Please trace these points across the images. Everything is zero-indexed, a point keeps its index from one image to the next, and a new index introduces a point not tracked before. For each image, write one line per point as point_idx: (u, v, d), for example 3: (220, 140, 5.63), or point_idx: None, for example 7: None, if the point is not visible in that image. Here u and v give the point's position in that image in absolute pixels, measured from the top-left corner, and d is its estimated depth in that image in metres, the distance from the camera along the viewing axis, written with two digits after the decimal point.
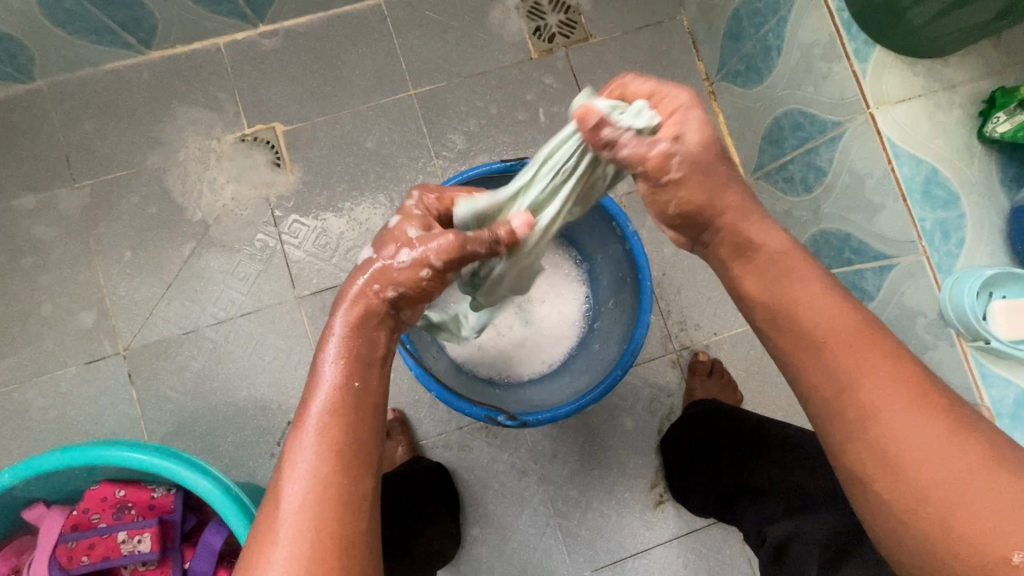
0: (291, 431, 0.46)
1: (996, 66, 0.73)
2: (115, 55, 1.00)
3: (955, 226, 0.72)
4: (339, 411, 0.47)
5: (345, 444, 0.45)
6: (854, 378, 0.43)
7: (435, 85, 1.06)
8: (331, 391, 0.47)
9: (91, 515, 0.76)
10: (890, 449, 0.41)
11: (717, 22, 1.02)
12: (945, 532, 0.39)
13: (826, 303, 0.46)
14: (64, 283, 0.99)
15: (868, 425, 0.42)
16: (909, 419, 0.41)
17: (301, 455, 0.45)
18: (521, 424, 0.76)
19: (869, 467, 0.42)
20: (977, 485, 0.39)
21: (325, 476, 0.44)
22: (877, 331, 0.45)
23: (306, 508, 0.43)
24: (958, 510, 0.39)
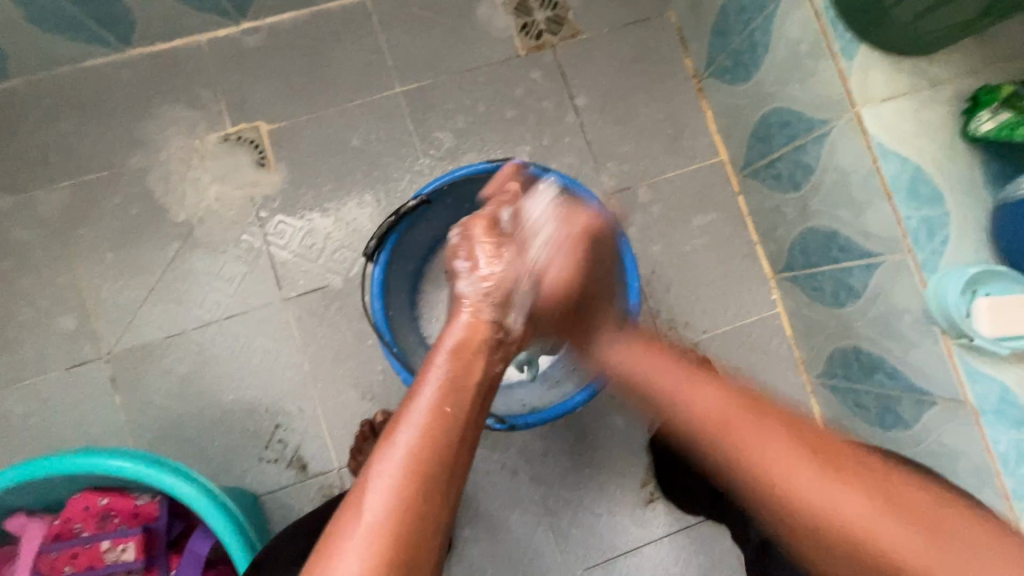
0: (379, 444, 0.47)
1: (981, 64, 0.73)
2: (94, 53, 0.98)
3: (941, 224, 0.72)
4: (430, 429, 0.47)
5: (429, 466, 0.46)
6: (703, 399, 0.56)
7: (421, 82, 1.04)
8: (423, 416, 0.48)
9: (74, 524, 0.74)
10: (792, 507, 0.47)
11: (705, 18, 1.01)
12: (828, 528, 0.45)
13: (703, 395, 0.56)
14: (43, 286, 0.97)
15: (779, 497, 0.48)
16: (815, 480, 0.46)
17: (386, 470, 0.45)
18: (509, 426, 0.76)
19: (803, 542, 0.47)
20: (870, 531, 0.44)
21: (405, 499, 0.44)
22: (746, 407, 0.53)
23: (382, 528, 0.43)
24: (865, 554, 0.44)
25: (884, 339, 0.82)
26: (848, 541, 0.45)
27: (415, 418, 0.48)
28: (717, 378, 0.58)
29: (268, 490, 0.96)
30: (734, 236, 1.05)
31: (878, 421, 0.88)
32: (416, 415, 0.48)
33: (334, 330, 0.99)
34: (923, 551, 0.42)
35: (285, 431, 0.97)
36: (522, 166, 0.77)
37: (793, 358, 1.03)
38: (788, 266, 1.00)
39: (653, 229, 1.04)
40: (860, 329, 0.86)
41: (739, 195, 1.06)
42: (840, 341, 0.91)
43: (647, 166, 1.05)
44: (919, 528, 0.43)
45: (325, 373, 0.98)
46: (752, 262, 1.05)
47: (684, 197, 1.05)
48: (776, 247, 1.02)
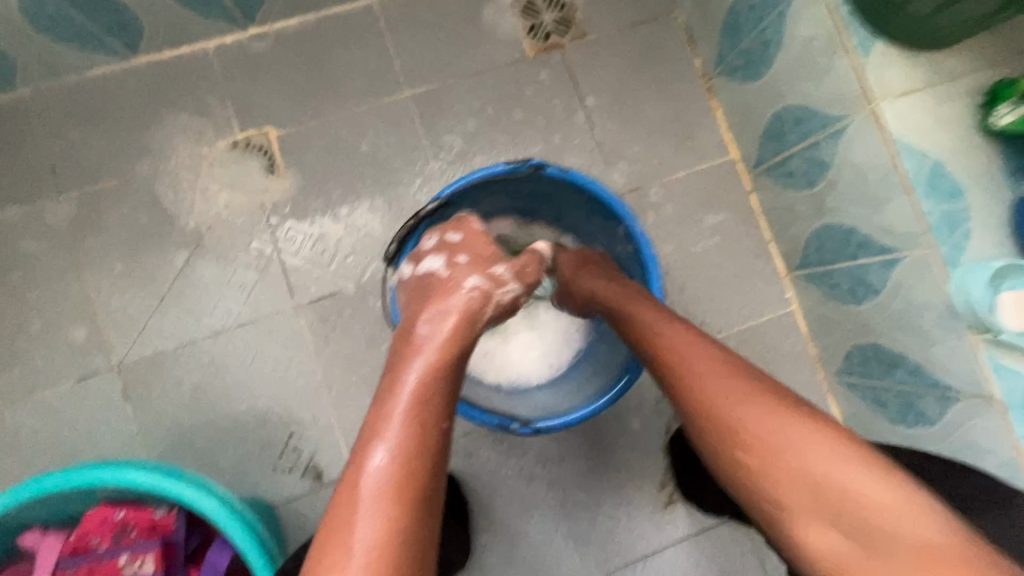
0: (356, 457, 0.50)
1: (999, 56, 0.73)
2: (100, 61, 0.98)
3: (962, 219, 0.71)
4: (404, 443, 0.50)
5: (409, 481, 0.48)
6: (680, 344, 0.58)
7: (430, 85, 1.04)
8: (393, 427, 0.50)
9: (90, 538, 0.73)
10: (743, 449, 0.50)
11: (714, 17, 1.01)
12: (771, 471, 0.48)
13: (689, 348, 0.57)
14: (52, 298, 0.96)
15: (728, 430, 0.51)
16: (785, 427, 0.49)
17: (367, 486, 0.47)
18: (534, 430, 0.75)
19: (749, 482, 0.50)
20: (807, 476, 0.47)
21: (391, 514, 0.46)
22: (716, 355, 0.56)
23: (373, 543, 0.45)
24: (799, 499, 0.47)
25: (905, 336, 0.81)
26: (787, 482, 0.47)
27: (391, 432, 0.50)
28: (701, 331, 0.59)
29: (283, 500, 0.94)
30: (747, 235, 1.05)
31: (899, 418, 0.87)
32: (391, 432, 0.50)
33: (346, 337, 0.98)
34: (858, 500, 0.44)
35: (299, 440, 0.96)
36: (541, 166, 0.76)
37: (809, 356, 1.02)
38: (803, 264, 0.99)
39: (666, 229, 1.03)
40: (879, 326, 0.86)
41: (751, 193, 1.05)
42: (859, 339, 0.91)
43: (658, 166, 1.05)
44: (846, 478, 0.45)
45: (339, 381, 0.97)
46: (765, 260, 1.04)
47: (696, 197, 1.05)
48: (790, 245, 1.01)
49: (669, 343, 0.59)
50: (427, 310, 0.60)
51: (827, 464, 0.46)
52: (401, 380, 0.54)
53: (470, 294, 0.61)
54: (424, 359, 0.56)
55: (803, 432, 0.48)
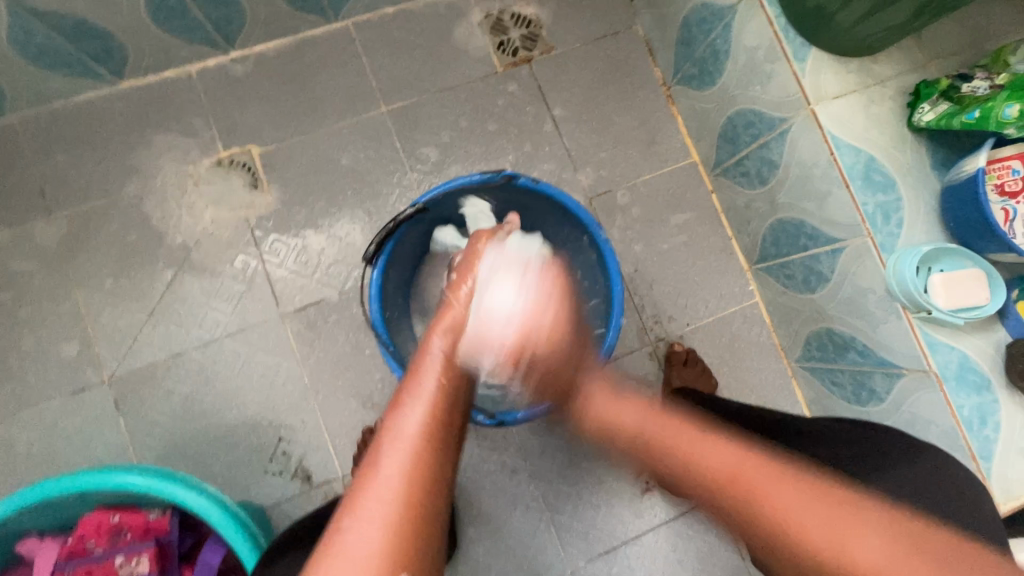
0: (389, 410, 0.61)
1: (920, 60, 0.80)
2: (87, 87, 1.02)
3: (894, 208, 0.78)
4: (429, 398, 0.62)
5: (434, 429, 0.59)
6: (630, 423, 0.74)
7: (406, 101, 1.09)
8: (424, 392, 0.62)
9: (87, 541, 0.76)
10: (723, 502, 0.60)
11: (670, 30, 1.08)
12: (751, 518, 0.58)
13: (673, 430, 0.69)
14: (43, 315, 0.99)
15: (705, 483, 0.62)
16: (702, 448, 0.65)
17: (403, 427, 0.58)
18: (498, 422, 0.79)
19: (722, 513, 0.61)
20: (791, 521, 0.54)
21: (419, 451, 0.56)
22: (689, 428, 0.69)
23: (403, 467, 0.55)
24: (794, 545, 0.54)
25: (853, 319, 0.87)
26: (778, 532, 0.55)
27: (421, 393, 0.62)
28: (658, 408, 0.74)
29: (274, 502, 0.98)
30: (710, 232, 1.11)
31: (854, 399, 0.93)
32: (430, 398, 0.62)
33: (332, 343, 1.02)
34: (842, 530, 0.53)
35: (288, 444, 0.99)
36: (513, 178, 0.81)
37: (773, 344, 1.08)
38: (762, 258, 1.05)
39: (634, 230, 1.09)
40: (832, 312, 0.91)
41: (713, 193, 1.12)
42: (815, 325, 0.97)
43: (624, 170, 1.11)
44: (820, 504, 0.55)
45: (325, 385, 1.01)
46: (728, 256, 1.10)
47: (661, 198, 1.11)
48: (750, 240, 1.07)
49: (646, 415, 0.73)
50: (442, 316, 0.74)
51: (807, 512, 0.55)
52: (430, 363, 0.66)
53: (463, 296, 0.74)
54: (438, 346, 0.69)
55: (764, 476, 0.59)
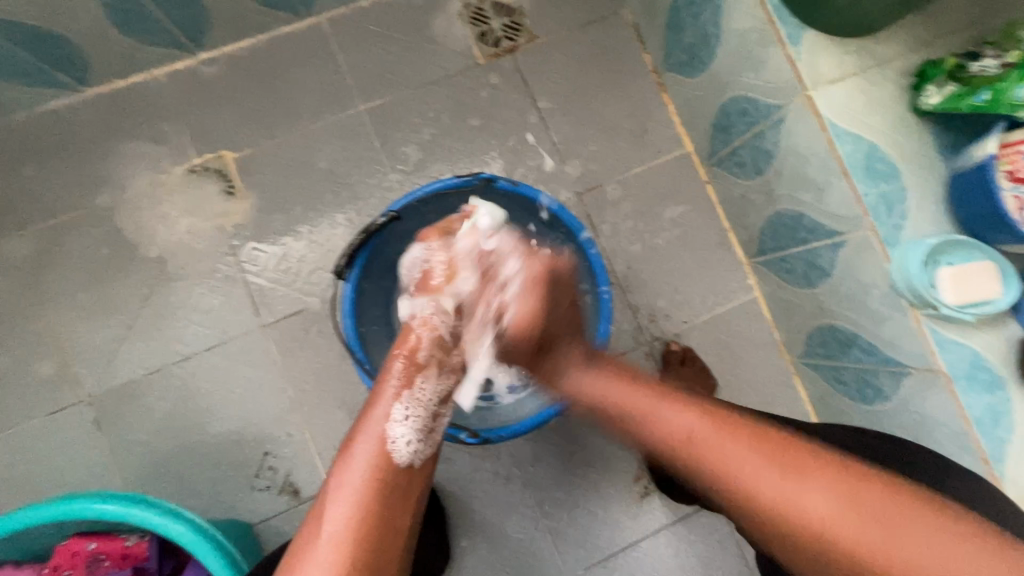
0: (340, 455, 0.57)
1: (924, 38, 0.75)
2: (50, 96, 0.98)
3: (898, 199, 0.73)
4: (378, 438, 0.57)
5: (385, 474, 0.55)
6: (668, 416, 0.58)
7: (384, 98, 1.05)
8: (379, 441, 0.57)
9: (62, 571, 0.74)
10: (765, 512, 0.50)
11: (658, 13, 1.02)
12: (785, 520, 0.49)
13: (733, 455, 0.53)
14: (18, 334, 0.96)
15: (742, 487, 0.52)
16: (761, 473, 0.51)
17: (350, 474, 0.54)
18: (482, 440, 0.76)
19: (774, 539, 0.51)
20: (835, 532, 0.47)
21: (362, 511, 0.52)
22: (716, 415, 0.56)
23: (344, 533, 0.50)
24: (821, 545, 0.48)
25: (857, 316, 0.83)
26: (808, 538, 0.48)
27: (370, 429, 0.58)
28: (685, 395, 0.60)
29: (262, 518, 0.95)
30: (706, 225, 1.06)
31: (859, 396, 0.89)
32: (391, 448, 0.57)
33: (315, 353, 0.99)
34: (890, 539, 0.46)
35: (274, 458, 0.97)
36: (490, 180, 0.79)
37: (773, 340, 1.04)
38: (760, 251, 1.01)
39: (625, 226, 1.04)
40: (834, 307, 0.87)
41: (708, 184, 1.07)
42: (817, 321, 0.92)
43: (614, 164, 1.06)
44: (865, 514, 0.47)
45: (310, 397, 0.98)
46: (725, 249, 1.06)
47: (654, 191, 1.06)
48: (747, 233, 1.03)
49: (715, 451, 0.54)
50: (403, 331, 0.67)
51: (835, 511, 0.48)
52: (389, 403, 0.60)
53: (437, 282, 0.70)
54: (400, 371, 0.62)
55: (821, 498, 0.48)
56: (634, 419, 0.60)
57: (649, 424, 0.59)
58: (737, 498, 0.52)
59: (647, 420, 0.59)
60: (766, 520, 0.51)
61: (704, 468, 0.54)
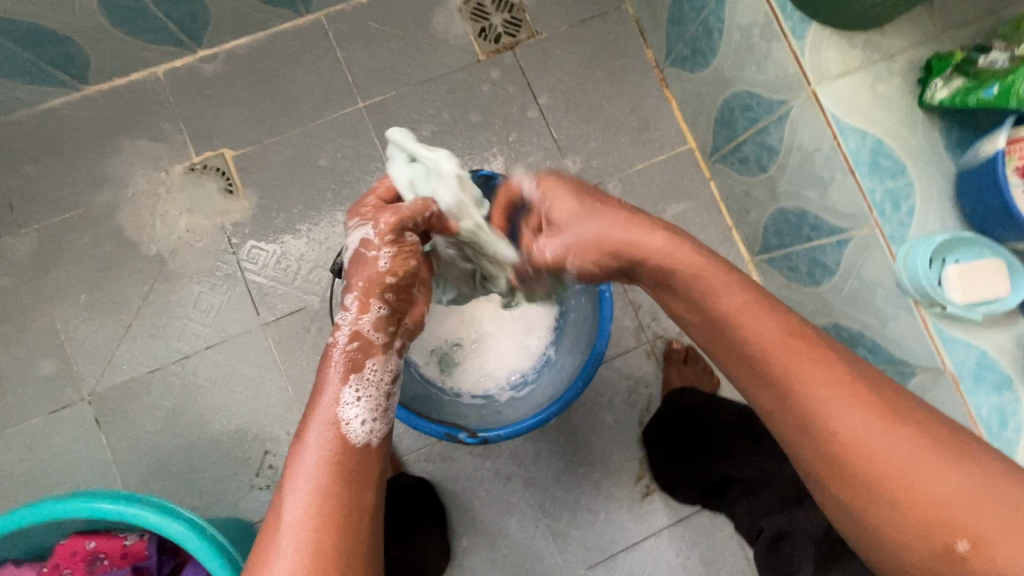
0: (294, 444, 0.54)
1: (931, 32, 0.73)
2: (50, 94, 0.98)
3: (904, 195, 0.72)
4: (331, 421, 0.54)
5: (341, 458, 0.53)
6: (759, 323, 0.51)
7: (383, 95, 1.04)
8: (332, 425, 0.54)
9: (62, 569, 0.74)
10: (847, 447, 0.46)
11: (661, 8, 1.01)
12: (866, 455, 0.45)
13: (826, 383, 0.47)
14: (19, 332, 0.96)
15: (826, 417, 0.47)
16: (850, 407, 0.46)
17: (304, 464, 0.51)
18: (482, 440, 0.76)
19: (845, 479, 0.46)
20: (922, 480, 0.44)
21: (322, 499, 0.50)
22: (808, 338, 0.50)
23: (306, 521, 0.48)
24: (900, 490, 0.44)
25: (861, 314, 0.81)
26: (890, 480, 0.44)
27: (320, 414, 0.54)
28: (778, 303, 0.53)
29: (263, 517, 0.95)
30: (709, 223, 1.05)
31: None
32: (345, 429, 0.54)
33: (315, 352, 0.99)
34: (976, 495, 0.43)
35: (274, 456, 0.96)
36: (489, 177, 0.78)
37: None
38: (764, 249, 1.00)
39: None
40: (838, 306, 0.85)
41: (711, 181, 1.06)
42: (821, 319, 0.91)
43: (616, 160, 1.05)
44: (953, 463, 0.44)
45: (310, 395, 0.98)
46: (728, 247, 1.04)
47: (656, 189, 1.05)
48: (751, 230, 1.01)
49: (813, 378, 0.48)
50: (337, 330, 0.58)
51: (925, 457, 0.44)
52: (337, 386, 0.56)
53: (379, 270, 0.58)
54: (342, 354, 0.57)
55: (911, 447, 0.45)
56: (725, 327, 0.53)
57: (733, 320, 0.52)
58: (820, 429, 0.47)
59: (745, 324, 0.51)
60: (844, 455, 0.46)
61: (791, 387, 0.48)
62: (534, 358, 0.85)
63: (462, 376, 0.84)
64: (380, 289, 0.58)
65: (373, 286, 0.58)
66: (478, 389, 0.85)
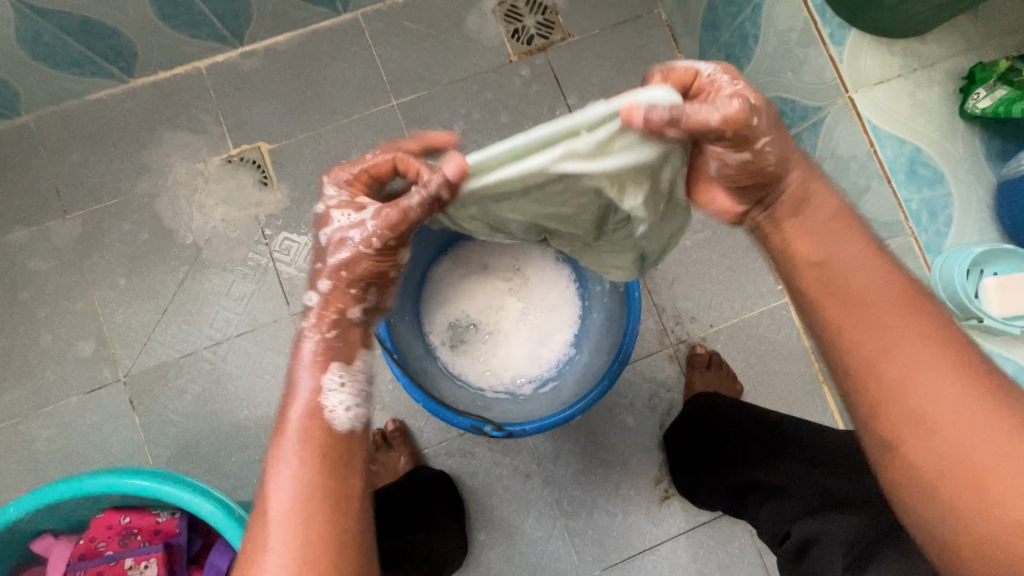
0: (275, 433, 0.52)
1: (974, 41, 0.73)
2: (98, 85, 1.01)
3: (942, 205, 0.72)
4: (311, 409, 0.51)
5: (324, 446, 0.50)
6: (868, 272, 0.47)
7: (416, 94, 1.06)
8: (314, 413, 0.51)
9: (98, 543, 0.78)
10: (923, 408, 0.43)
11: (695, 12, 1.01)
12: (940, 420, 0.43)
13: (925, 345, 0.44)
14: (60, 314, 1.00)
15: (912, 375, 0.44)
16: (939, 371, 0.43)
17: (286, 455, 0.50)
18: (507, 434, 0.76)
19: (907, 438, 0.44)
20: (1000, 455, 0.41)
21: (308, 492, 0.48)
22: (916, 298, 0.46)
23: (292, 513, 0.47)
24: (974, 460, 0.41)
25: None
26: (963, 451, 0.42)
27: (298, 404, 0.51)
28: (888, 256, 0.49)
29: None
30: (736, 228, 1.04)
31: None
32: (329, 416, 0.51)
33: None
34: None
35: None
36: None
37: (800, 347, 1.02)
38: None
39: None
40: None
41: None
42: None
43: None
44: None
45: None
46: (756, 254, 1.04)
47: None
48: None
49: (905, 332, 0.45)
50: (309, 318, 0.54)
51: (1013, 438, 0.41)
52: (317, 372, 0.53)
53: (365, 253, 0.51)
54: (317, 340, 0.53)
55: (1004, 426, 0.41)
56: (823, 264, 0.49)
57: (842, 267, 0.48)
58: (892, 382, 0.45)
59: (844, 269, 0.48)
60: (918, 415, 0.43)
61: (889, 339, 0.45)
62: (551, 355, 0.87)
63: (478, 367, 0.86)
64: (364, 283, 0.53)
65: (358, 280, 0.53)
66: (499, 384, 0.86)
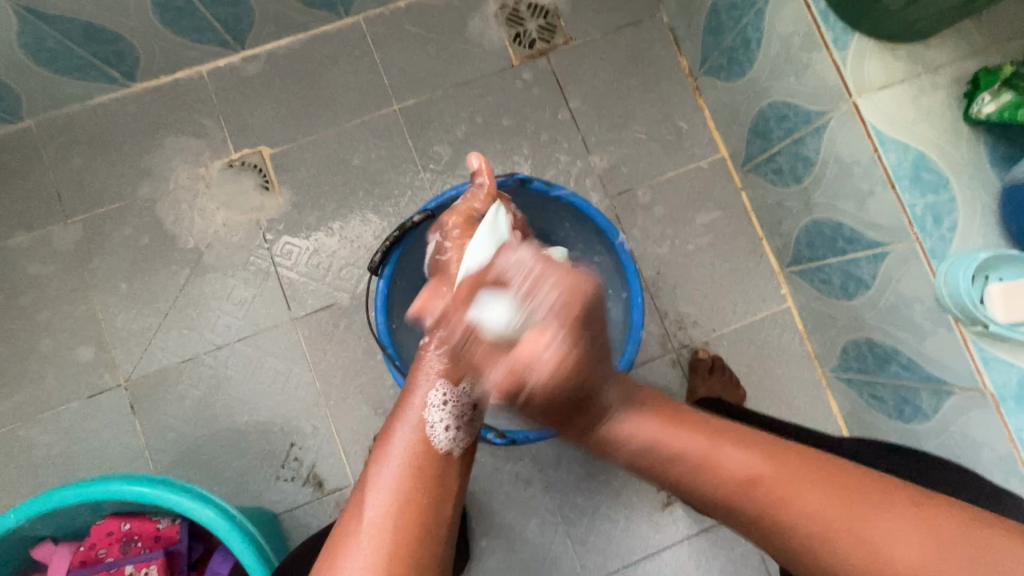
0: (382, 442, 0.60)
1: (978, 46, 0.72)
2: (100, 90, 1.01)
3: (947, 210, 0.71)
4: (421, 425, 0.60)
5: (425, 463, 0.58)
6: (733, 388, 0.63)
7: (418, 98, 1.06)
8: (419, 427, 0.60)
9: (98, 550, 0.78)
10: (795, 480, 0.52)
11: (697, 16, 1.01)
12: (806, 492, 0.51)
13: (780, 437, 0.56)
14: (61, 318, 1.00)
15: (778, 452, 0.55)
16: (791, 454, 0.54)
17: (391, 462, 0.57)
18: (509, 441, 0.77)
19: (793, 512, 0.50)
20: (871, 523, 0.47)
21: (406, 496, 0.55)
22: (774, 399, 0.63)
23: (388, 515, 0.53)
24: (851, 530, 0.47)
25: (897, 330, 0.81)
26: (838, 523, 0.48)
27: (411, 417, 0.61)
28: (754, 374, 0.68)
29: (286, 509, 0.97)
30: (738, 232, 1.04)
31: (897, 415, 0.88)
32: (431, 433, 0.60)
33: (342, 347, 1.00)
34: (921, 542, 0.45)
35: (300, 449, 0.98)
36: (525, 180, 0.78)
37: (804, 352, 1.02)
38: (795, 260, 0.99)
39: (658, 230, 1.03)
40: (872, 322, 0.86)
41: (743, 191, 1.05)
42: (851, 334, 0.91)
43: (647, 168, 1.05)
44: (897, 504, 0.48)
45: (336, 391, 0.99)
46: (758, 258, 1.03)
47: (686, 196, 1.05)
48: (782, 241, 1.01)
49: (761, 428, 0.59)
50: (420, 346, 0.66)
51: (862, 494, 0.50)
52: (426, 389, 0.63)
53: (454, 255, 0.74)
54: (424, 365, 0.64)
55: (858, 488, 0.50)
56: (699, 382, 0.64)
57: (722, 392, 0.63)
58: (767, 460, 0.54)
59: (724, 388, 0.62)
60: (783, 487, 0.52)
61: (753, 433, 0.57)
62: None
63: None
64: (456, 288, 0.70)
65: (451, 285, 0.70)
66: None
